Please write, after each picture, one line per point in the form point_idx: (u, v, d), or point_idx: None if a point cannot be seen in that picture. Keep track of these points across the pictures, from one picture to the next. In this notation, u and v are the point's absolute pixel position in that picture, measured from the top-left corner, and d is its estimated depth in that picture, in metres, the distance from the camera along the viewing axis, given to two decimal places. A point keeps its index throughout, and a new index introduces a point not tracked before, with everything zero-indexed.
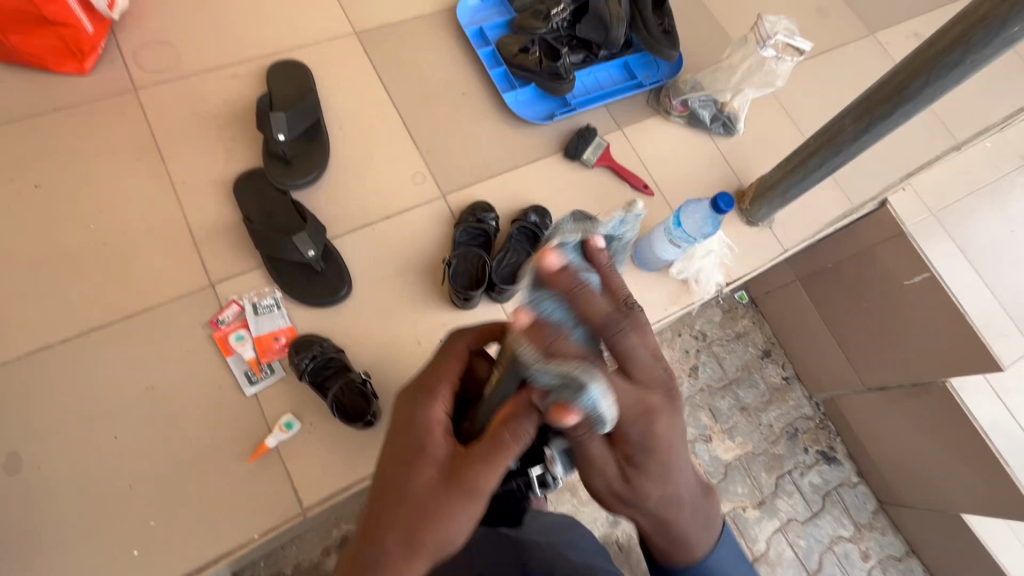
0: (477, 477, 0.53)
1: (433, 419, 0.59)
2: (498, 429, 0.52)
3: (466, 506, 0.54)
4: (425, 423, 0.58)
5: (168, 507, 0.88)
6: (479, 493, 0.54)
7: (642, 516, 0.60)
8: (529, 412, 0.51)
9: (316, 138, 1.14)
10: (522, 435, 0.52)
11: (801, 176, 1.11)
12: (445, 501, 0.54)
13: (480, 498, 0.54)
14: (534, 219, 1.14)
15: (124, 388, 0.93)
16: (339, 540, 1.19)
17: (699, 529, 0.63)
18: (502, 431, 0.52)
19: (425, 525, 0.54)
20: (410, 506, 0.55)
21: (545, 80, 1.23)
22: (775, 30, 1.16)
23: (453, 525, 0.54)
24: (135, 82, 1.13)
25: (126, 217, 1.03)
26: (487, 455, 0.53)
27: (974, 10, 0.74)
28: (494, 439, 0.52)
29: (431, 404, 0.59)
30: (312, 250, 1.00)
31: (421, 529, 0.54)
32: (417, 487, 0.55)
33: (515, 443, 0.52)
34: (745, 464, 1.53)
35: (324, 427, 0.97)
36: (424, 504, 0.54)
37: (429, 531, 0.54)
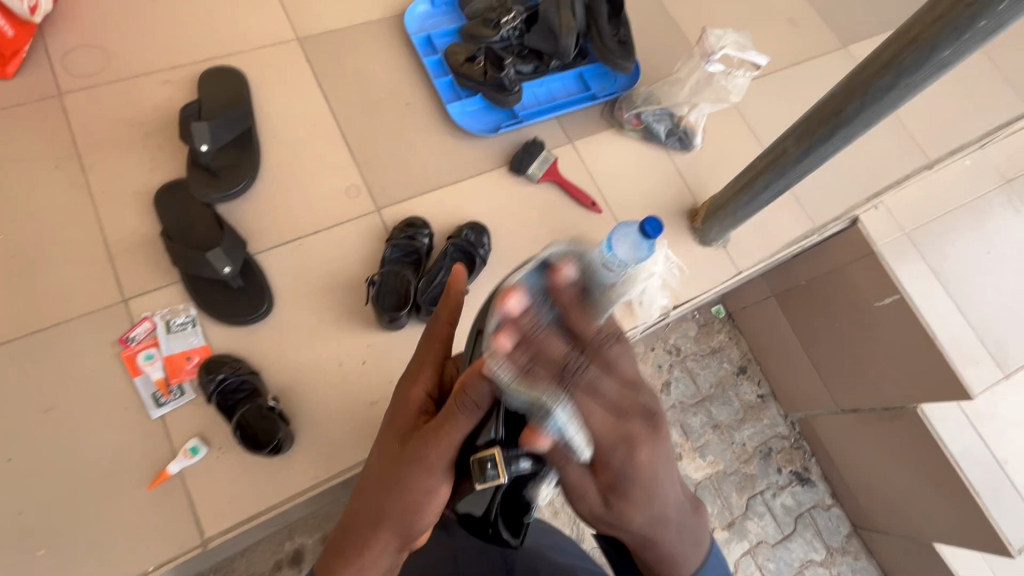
0: (428, 452, 0.53)
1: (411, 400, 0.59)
2: (447, 412, 0.51)
3: (422, 483, 0.54)
4: (405, 400, 0.60)
5: (61, 535, 0.85)
6: (433, 471, 0.53)
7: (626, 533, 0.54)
8: (478, 386, 0.47)
9: (246, 148, 1.09)
10: (467, 412, 0.49)
11: (749, 198, 1.06)
12: (404, 476, 0.54)
13: (435, 476, 0.53)
14: (470, 237, 1.10)
15: (25, 409, 0.89)
16: (291, 555, 1.12)
17: (687, 545, 0.57)
18: (450, 412, 0.50)
19: (390, 499, 0.55)
20: (380, 481, 0.57)
21: (490, 91, 1.19)
22: (721, 44, 1.14)
23: (410, 501, 0.54)
24: (61, 86, 1.09)
25: (40, 229, 0.99)
26: (435, 432, 0.52)
27: (906, 30, 0.70)
28: (446, 416, 0.51)
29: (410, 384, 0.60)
30: (228, 267, 0.96)
31: (387, 504, 0.56)
32: (388, 462, 0.57)
33: (463, 414, 0.50)
34: (715, 484, 1.46)
35: (231, 454, 0.92)
36: (387, 476, 0.56)
37: (391, 505, 0.55)
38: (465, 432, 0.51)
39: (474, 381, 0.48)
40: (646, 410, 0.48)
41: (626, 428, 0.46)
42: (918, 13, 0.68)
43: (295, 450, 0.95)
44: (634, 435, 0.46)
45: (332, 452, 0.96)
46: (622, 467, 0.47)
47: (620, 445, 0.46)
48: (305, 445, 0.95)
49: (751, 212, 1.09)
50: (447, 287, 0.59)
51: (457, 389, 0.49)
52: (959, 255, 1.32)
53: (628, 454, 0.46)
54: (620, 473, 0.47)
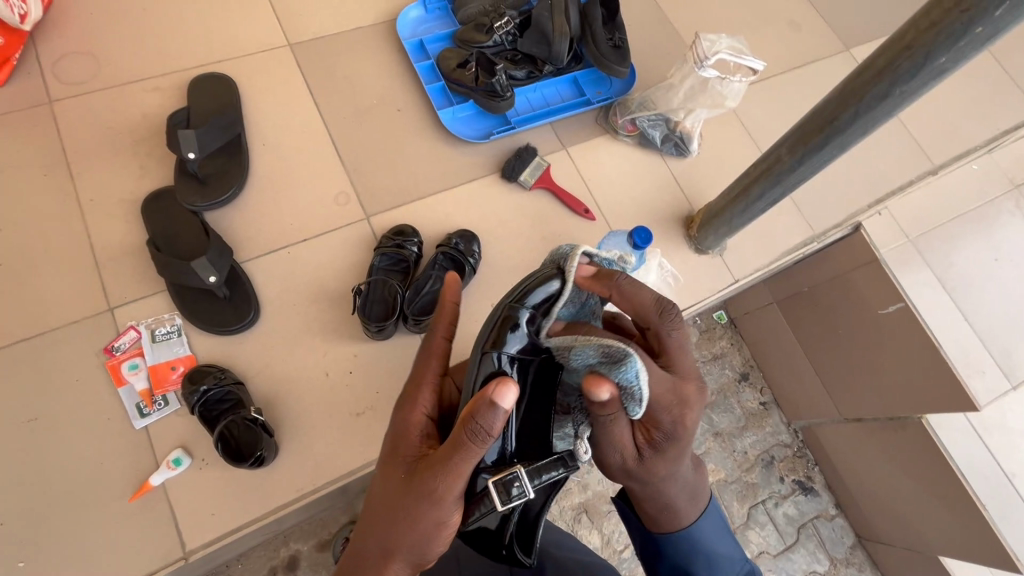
0: (436, 478, 0.52)
1: (413, 424, 0.60)
2: (455, 435, 0.51)
3: (432, 510, 0.53)
4: (406, 425, 0.60)
5: (41, 547, 0.84)
6: (443, 499, 0.53)
7: (643, 488, 0.62)
8: (490, 408, 0.48)
9: (235, 156, 1.09)
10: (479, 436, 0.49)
11: (743, 206, 1.04)
12: (412, 505, 0.54)
13: (444, 503, 0.53)
14: (460, 245, 1.08)
15: (7, 419, 0.89)
16: (287, 562, 1.11)
17: (686, 500, 0.64)
18: (458, 435, 0.51)
19: (398, 531, 0.54)
20: (385, 513, 0.56)
21: (481, 97, 1.17)
22: (715, 49, 1.09)
23: (419, 529, 0.54)
24: (51, 94, 1.09)
25: (28, 238, 0.99)
26: (443, 457, 0.52)
27: (898, 38, 0.67)
28: (455, 441, 0.51)
29: (410, 409, 0.60)
30: (213, 276, 0.95)
31: (395, 536, 0.55)
32: (391, 491, 0.56)
33: (473, 445, 0.50)
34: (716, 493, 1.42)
35: (216, 465, 0.91)
36: (395, 507, 0.55)
37: (400, 535, 0.54)
38: (475, 457, 0.51)
39: (485, 409, 0.49)
40: (686, 392, 0.58)
41: (681, 394, 0.57)
42: (912, 19, 0.65)
43: (279, 461, 0.94)
44: (686, 396, 0.58)
45: (319, 463, 0.95)
46: (671, 425, 0.57)
47: (675, 407, 0.57)
48: (290, 456, 0.94)
49: (747, 220, 1.07)
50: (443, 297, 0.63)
51: (467, 413, 0.50)
52: (965, 263, 1.28)
53: (677, 414, 0.57)
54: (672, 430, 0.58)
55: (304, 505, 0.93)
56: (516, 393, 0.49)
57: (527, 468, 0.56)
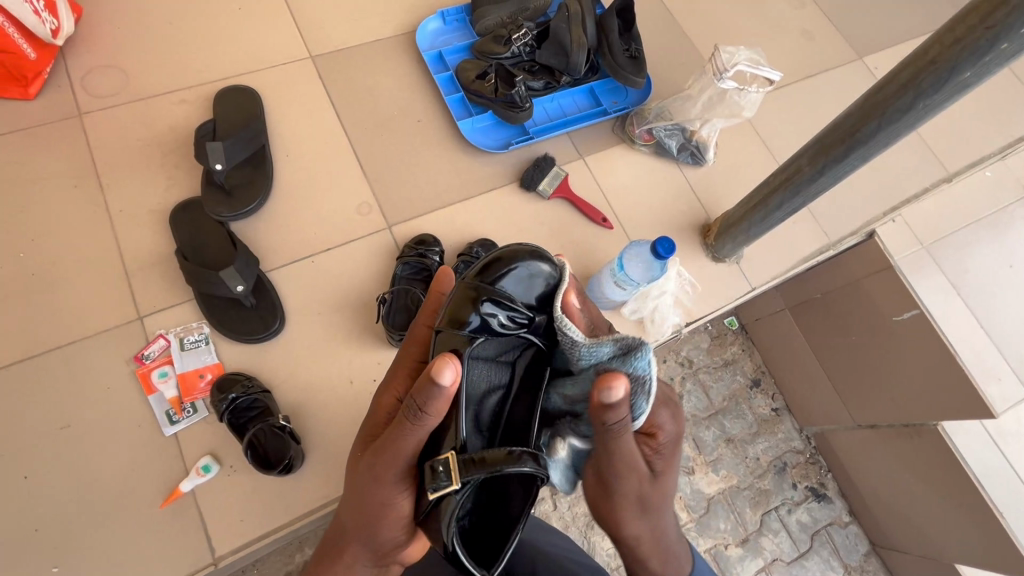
0: (377, 458, 0.54)
1: (387, 403, 0.62)
2: (398, 413, 0.52)
3: (375, 489, 0.55)
4: (382, 404, 0.62)
5: (73, 553, 0.85)
6: (382, 477, 0.54)
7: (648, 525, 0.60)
8: (432, 385, 0.49)
9: (260, 167, 1.11)
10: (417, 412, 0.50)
11: (761, 216, 1.05)
12: (360, 481, 0.56)
13: (386, 482, 0.54)
14: (480, 254, 1.10)
15: (41, 426, 0.90)
16: (302, 566, 1.12)
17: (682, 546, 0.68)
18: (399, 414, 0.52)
19: (354, 505, 0.58)
20: (349, 486, 0.59)
21: (500, 108, 1.19)
22: (734, 61, 1.11)
23: (368, 505, 0.56)
24: (81, 106, 1.11)
25: (60, 247, 1.01)
26: (386, 436, 0.53)
27: (924, 52, 0.68)
28: (397, 419, 0.52)
29: (384, 390, 0.63)
30: (241, 285, 0.96)
31: (353, 510, 0.58)
32: (354, 466, 0.60)
33: (408, 422, 0.51)
34: (728, 500, 1.42)
35: (243, 472, 0.93)
36: (353, 482, 0.58)
37: (355, 507, 0.58)
38: (415, 436, 0.52)
39: (426, 387, 0.49)
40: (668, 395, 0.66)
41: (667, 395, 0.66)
42: (936, 34, 0.66)
43: (304, 468, 0.95)
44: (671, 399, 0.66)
45: (343, 469, 0.96)
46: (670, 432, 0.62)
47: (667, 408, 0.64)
48: (316, 462, 0.96)
49: (765, 230, 1.08)
50: (432, 287, 0.69)
51: (410, 393, 0.51)
52: (977, 270, 1.29)
53: (671, 412, 0.63)
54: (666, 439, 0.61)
55: (329, 512, 0.94)
56: (455, 372, 0.49)
57: (466, 457, 0.52)
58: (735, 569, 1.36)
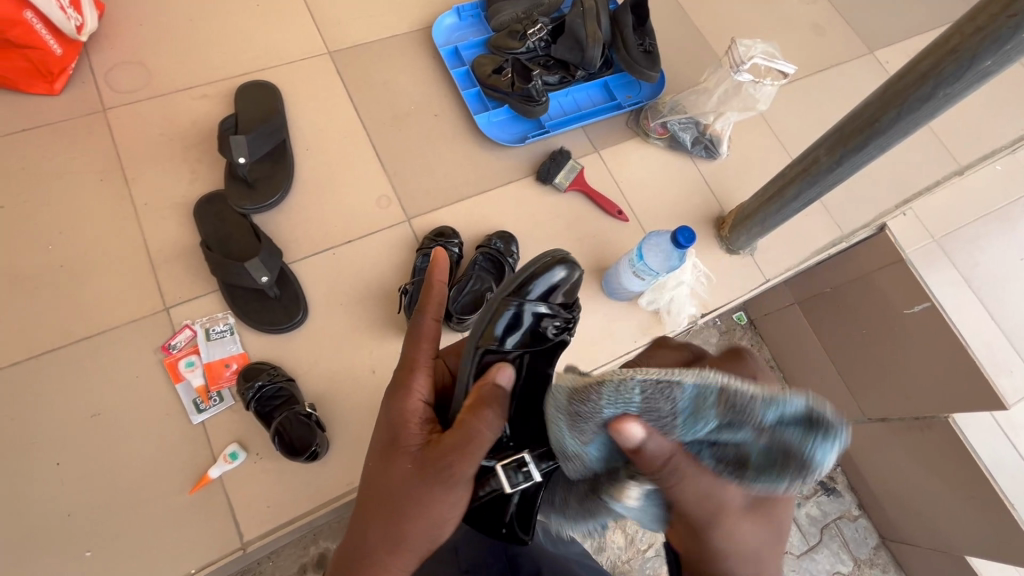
0: (451, 464, 0.55)
1: (419, 411, 0.62)
2: (466, 419, 0.56)
3: (445, 495, 0.56)
4: (411, 413, 0.61)
5: (104, 538, 0.87)
6: (454, 481, 0.56)
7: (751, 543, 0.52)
8: (496, 397, 0.59)
9: (281, 160, 1.12)
10: (491, 418, 0.57)
11: (777, 207, 1.06)
12: (428, 491, 0.56)
13: (457, 486, 0.56)
14: (499, 246, 1.12)
15: (72, 415, 0.92)
16: (317, 559, 1.12)
17: None
18: (469, 420, 0.56)
19: (409, 517, 0.56)
20: (394, 501, 0.57)
21: (517, 102, 1.20)
22: (750, 54, 1.12)
23: (432, 514, 0.56)
24: (104, 102, 1.13)
25: (87, 240, 1.03)
26: (457, 441, 0.56)
27: (944, 41, 0.70)
28: (469, 423, 0.56)
29: (406, 397, 0.62)
30: (266, 276, 0.98)
31: (406, 523, 0.56)
32: (398, 480, 0.57)
33: (486, 428, 0.56)
34: None
35: (270, 459, 0.95)
36: (405, 495, 0.56)
37: (411, 519, 0.56)
38: (487, 440, 0.56)
39: (485, 400, 0.58)
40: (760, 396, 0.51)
41: None
42: (956, 23, 0.68)
43: (329, 456, 0.97)
44: None
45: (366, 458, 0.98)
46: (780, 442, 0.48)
47: None
48: (340, 450, 0.97)
49: (779, 221, 1.09)
50: (431, 277, 0.67)
51: (472, 404, 0.58)
52: (988, 263, 1.30)
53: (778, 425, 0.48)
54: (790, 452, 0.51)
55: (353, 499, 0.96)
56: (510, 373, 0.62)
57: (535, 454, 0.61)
58: None
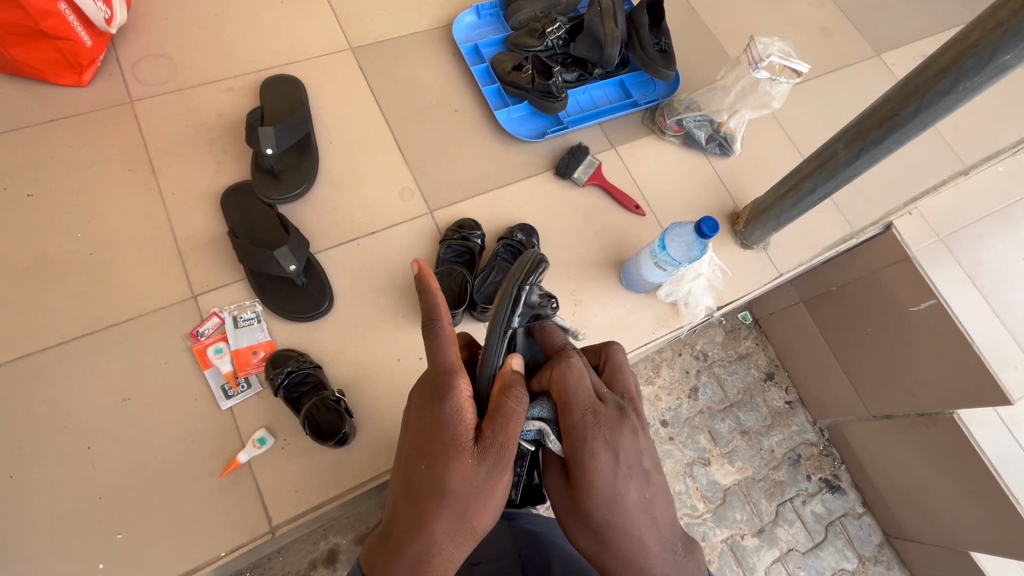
0: (505, 445, 0.52)
1: (464, 407, 0.54)
2: (501, 402, 0.54)
3: (502, 479, 0.52)
4: (449, 410, 0.54)
5: (134, 522, 0.87)
6: (506, 467, 0.53)
7: (594, 543, 0.54)
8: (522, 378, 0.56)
9: (306, 152, 1.14)
10: (522, 394, 0.54)
11: (794, 201, 1.08)
12: (488, 479, 0.52)
13: (512, 467, 0.53)
14: (520, 238, 1.14)
15: (102, 400, 0.93)
16: (327, 554, 1.11)
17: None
18: (505, 402, 0.54)
19: (472, 508, 0.51)
20: (454, 500, 0.51)
21: (536, 98, 1.21)
22: (769, 52, 1.13)
23: (493, 500, 0.52)
24: (132, 94, 1.14)
25: (115, 228, 1.04)
26: (504, 424, 0.53)
27: (966, 36, 0.73)
28: (506, 404, 0.53)
29: (445, 399, 0.54)
30: (293, 264, 0.99)
31: (470, 515, 0.52)
32: (451, 477, 0.51)
33: (519, 407, 0.54)
34: (744, 490, 1.40)
35: (298, 444, 0.96)
36: (463, 490, 0.51)
37: (475, 509, 0.52)
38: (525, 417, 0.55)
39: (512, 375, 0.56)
40: (600, 404, 0.54)
41: (596, 404, 0.54)
42: (977, 19, 0.71)
43: (355, 442, 0.98)
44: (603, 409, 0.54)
45: (390, 445, 0.99)
46: (581, 431, 0.53)
47: (588, 412, 0.53)
48: (365, 436, 0.99)
49: (795, 215, 1.11)
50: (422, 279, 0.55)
51: (506, 384, 0.54)
52: (992, 260, 1.31)
53: (590, 421, 0.53)
54: (578, 437, 0.52)
55: (376, 485, 0.97)
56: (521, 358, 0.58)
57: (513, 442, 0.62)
58: (752, 560, 1.33)
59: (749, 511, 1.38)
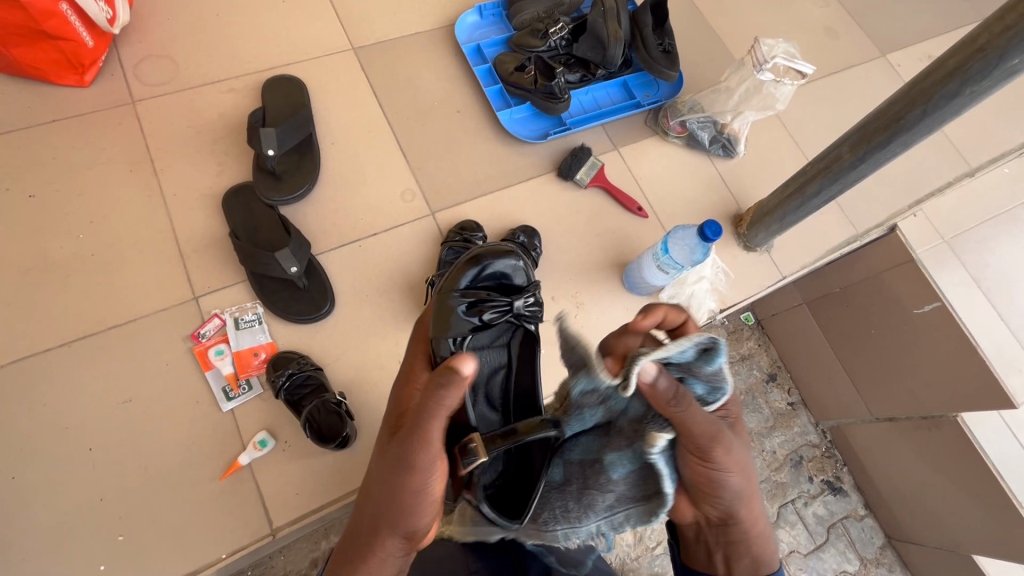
0: (406, 443, 0.52)
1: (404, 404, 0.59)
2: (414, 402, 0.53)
3: (405, 474, 0.52)
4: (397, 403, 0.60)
5: (135, 523, 0.88)
6: (411, 464, 0.51)
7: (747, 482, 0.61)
8: (447, 376, 0.51)
9: (308, 153, 1.14)
10: (431, 394, 0.51)
11: (798, 203, 1.08)
12: (391, 471, 0.52)
13: (415, 464, 0.51)
14: (522, 240, 1.13)
15: (104, 401, 0.93)
16: (329, 553, 1.11)
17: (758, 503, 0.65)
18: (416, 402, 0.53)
19: (383, 498, 0.53)
20: (372, 485, 0.55)
21: (539, 99, 1.21)
22: (773, 54, 1.13)
23: (400, 494, 0.52)
24: (133, 94, 1.14)
25: (117, 229, 1.04)
26: (410, 422, 0.52)
27: (973, 39, 0.72)
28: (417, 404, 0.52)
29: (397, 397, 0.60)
30: (294, 266, 0.99)
31: (381, 504, 0.53)
32: (377, 462, 0.55)
33: (427, 408, 0.51)
34: None
35: (299, 446, 0.96)
36: (377, 477, 0.54)
37: (383, 503, 0.53)
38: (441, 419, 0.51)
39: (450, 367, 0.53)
40: None
41: None
42: (984, 23, 0.70)
43: (356, 444, 0.98)
44: None
45: None
46: None
47: None
48: (366, 438, 0.99)
49: (799, 218, 1.11)
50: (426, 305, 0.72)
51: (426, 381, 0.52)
52: (997, 263, 1.30)
53: None
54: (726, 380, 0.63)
55: None
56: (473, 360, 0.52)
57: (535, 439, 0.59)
58: None
59: None
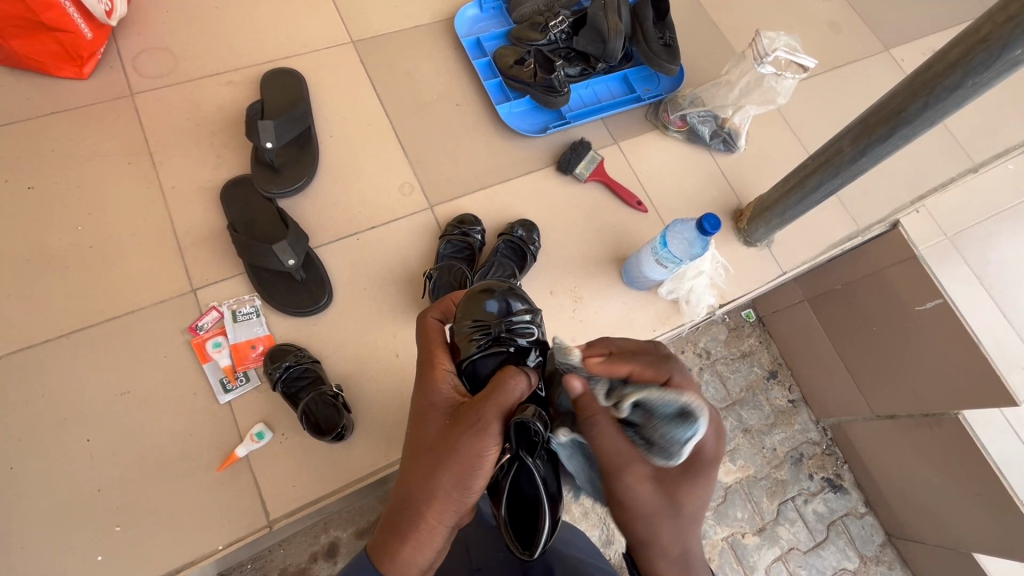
0: (478, 416, 0.56)
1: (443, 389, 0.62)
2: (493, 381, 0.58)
3: (474, 439, 0.56)
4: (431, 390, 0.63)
5: (133, 513, 0.88)
6: (481, 432, 0.56)
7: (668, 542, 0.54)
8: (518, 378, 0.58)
9: (306, 146, 1.13)
10: (511, 378, 0.58)
11: (799, 197, 1.07)
12: (460, 438, 0.56)
13: (484, 430, 0.56)
14: (520, 234, 1.13)
15: (102, 393, 0.93)
16: (327, 547, 1.11)
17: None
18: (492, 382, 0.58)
19: (444, 462, 0.56)
20: (428, 452, 0.58)
21: (538, 93, 1.20)
22: (774, 46, 1.12)
23: (466, 459, 0.56)
24: (132, 87, 1.14)
25: (116, 221, 1.04)
26: (485, 394, 0.57)
27: (975, 30, 0.71)
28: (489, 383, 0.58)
29: (433, 383, 0.63)
30: (292, 259, 0.99)
31: (440, 469, 0.56)
32: (433, 435, 0.59)
33: (498, 389, 0.57)
34: (745, 489, 1.39)
35: (296, 439, 0.96)
36: (439, 445, 0.57)
37: (441, 472, 0.56)
38: (512, 398, 0.58)
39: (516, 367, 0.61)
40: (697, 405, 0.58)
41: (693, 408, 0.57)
42: (987, 12, 0.69)
43: (353, 437, 0.98)
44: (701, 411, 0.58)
45: (388, 440, 0.99)
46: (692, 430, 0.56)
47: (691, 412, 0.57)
48: (364, 432, 0.98)
49: (800, 212, 1.10)
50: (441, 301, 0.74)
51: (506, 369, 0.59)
52: (1002, 259, 1.28)
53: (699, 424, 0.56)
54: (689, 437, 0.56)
55: (375, 481, 0.97)
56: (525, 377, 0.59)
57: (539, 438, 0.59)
58: (753, 559, 1.32)
59: (748, 511, 1.37)
